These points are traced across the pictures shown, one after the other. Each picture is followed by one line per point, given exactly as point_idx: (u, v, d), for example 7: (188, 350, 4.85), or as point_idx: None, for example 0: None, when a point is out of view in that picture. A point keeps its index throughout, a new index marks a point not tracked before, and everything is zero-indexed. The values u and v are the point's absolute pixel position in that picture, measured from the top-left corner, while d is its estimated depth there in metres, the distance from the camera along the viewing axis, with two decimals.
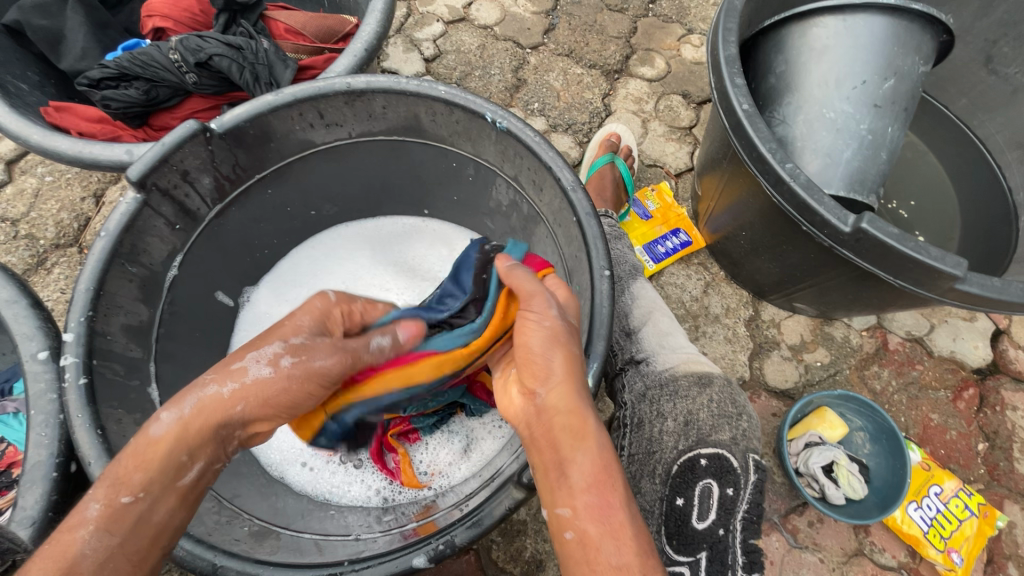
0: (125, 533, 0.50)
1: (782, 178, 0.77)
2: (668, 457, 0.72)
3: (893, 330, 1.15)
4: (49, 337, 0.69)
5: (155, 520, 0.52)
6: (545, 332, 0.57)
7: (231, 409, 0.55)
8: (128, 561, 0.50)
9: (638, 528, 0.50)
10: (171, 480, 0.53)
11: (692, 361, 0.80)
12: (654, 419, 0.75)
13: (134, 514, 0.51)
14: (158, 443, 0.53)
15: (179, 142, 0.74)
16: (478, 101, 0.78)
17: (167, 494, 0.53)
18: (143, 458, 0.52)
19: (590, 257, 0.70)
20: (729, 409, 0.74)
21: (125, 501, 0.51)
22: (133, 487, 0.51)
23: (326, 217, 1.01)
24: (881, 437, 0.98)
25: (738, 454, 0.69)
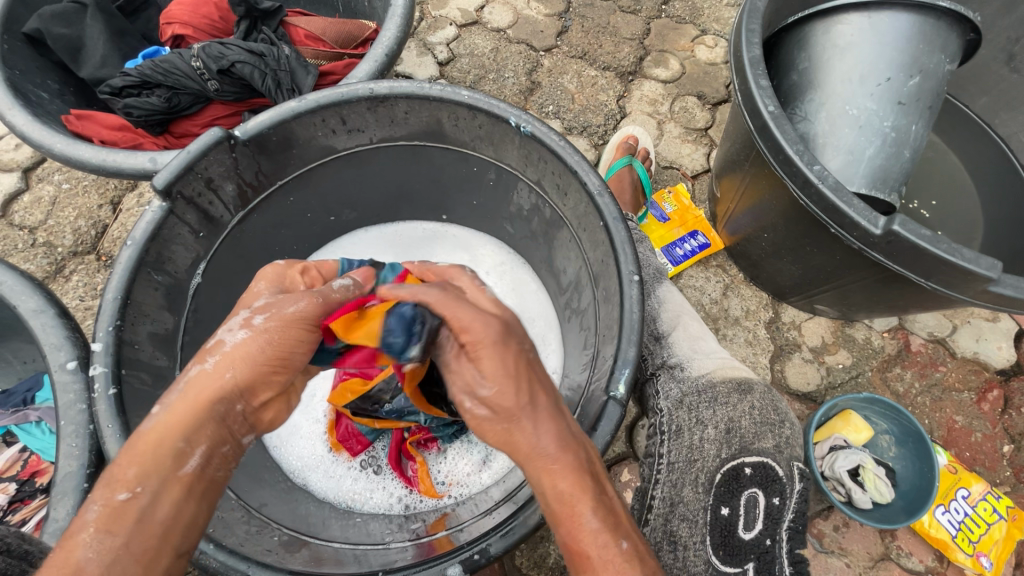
0: (127, 532, 0.45)
1: (810, 180, 0.77)
2: (710, 466, 0.71)
3: (915, 331, 1.14)
4: (78, 347, 0.69)
5: (161, 516, 0.47)
6: (476, 411, 0.53)
7: (216, 378, 0.50)
8: (137, 563, 0.45)
9: (606, 563, 0.48)
10: (171, 470, 0.48)
11: (728, 366, 0.80)
12: (693, 426, 0.73)
13: (136, 510, 0.46)
14: (148, 436, 0.48)
15: (204, 150, 0.74)
16: (502, 106, 0.78)
17: (169, 485, 0.48)
18: (136, 453, 0.48)
19: (617, 262, 0.70)
20: (771, 417, 0.75)
21: (122, 498, 0.46)
22: (128, 482, 0.46)
23: (345, 223, 1.01)
24: (908, 440, 0.97)
25: (783, 464, 0.70)
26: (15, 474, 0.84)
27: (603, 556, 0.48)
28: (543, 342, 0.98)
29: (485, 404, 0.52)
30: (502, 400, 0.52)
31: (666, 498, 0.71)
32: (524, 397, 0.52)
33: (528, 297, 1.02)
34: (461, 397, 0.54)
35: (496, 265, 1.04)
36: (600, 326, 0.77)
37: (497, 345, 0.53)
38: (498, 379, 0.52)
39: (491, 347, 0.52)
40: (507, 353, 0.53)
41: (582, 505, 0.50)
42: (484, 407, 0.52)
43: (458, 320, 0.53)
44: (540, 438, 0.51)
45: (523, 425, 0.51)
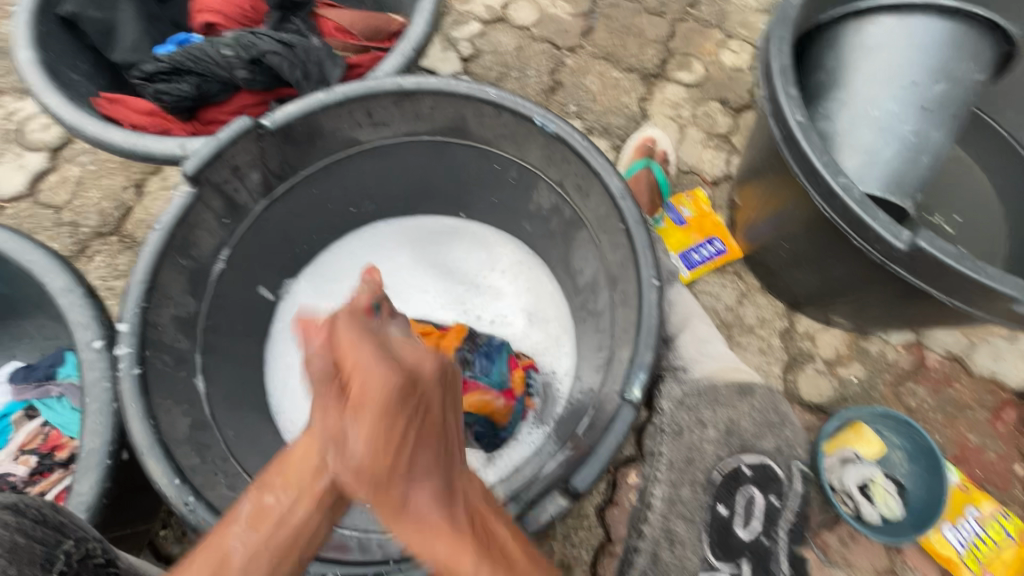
0: (269, 530, 0.52)
1: (834, 192, 0.76)
2: None
3: (931, 347, 1.12)
4: (105, 325, 0.70)
5: (297, 520, 0.53)
6: (345, 470, 0.54)
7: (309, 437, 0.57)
8: (274, 558, 0.52)
9: None
10: (310, 480, 0.54)
11: (734, 371, 0.85)
12: None
13: (277, 513, 0.53)
14: (290, 454, 0.56)
15: (234, 138, 0.76)
16: (527, 105, 0.78)
17: (305, 494, 0.54)
18: (283, 466, 0.55)
19: (637, 264, 0.71)
20: None
21: (268, 500, 0.53)
22: (275, 488, 0.54)
23: (364, 215, 1.02)
24: (920, 456, 0.95)
25: None
26: (36, 447, 0.86)
27: None
28: (554, 344, 0.99)
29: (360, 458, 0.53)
30: (376, 463, 0.53)
31: None
32: (401, 453, 0.53)
33: (544, 298, 1.02)
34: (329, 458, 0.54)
35: (513, 265, 1.05)
36: (617, 329, 0.77)
37: (389, 396, 0.54)
38: (372, 443, 0.53)
39: (379, 409, 0.54)
40: (395, 409, 0.54)
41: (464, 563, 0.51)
42: (352, 468, 0.53)
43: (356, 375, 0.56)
44: (414, 489, 0.54)
45: (400, 477, 0.53)
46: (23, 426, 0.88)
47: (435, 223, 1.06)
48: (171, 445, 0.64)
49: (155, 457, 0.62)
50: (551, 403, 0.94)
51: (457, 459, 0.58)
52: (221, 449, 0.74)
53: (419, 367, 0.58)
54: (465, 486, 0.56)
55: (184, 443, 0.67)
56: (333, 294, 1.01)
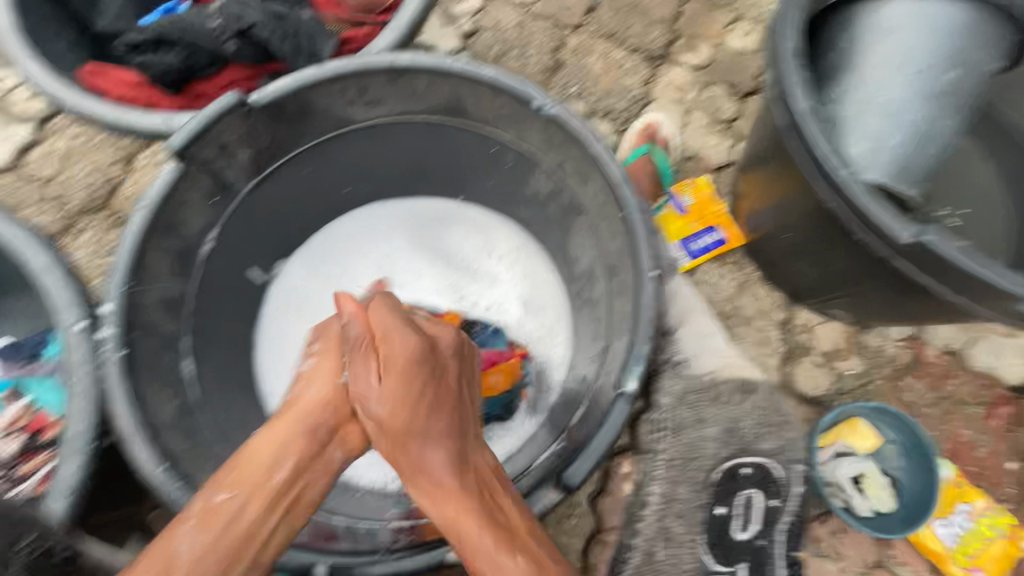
0: (219, 530, 0.57)
1: (840, 183, 0.73)
2: (708, 465, 0.89)
3: (931, 341, 1.11)
4: (89, 308, 0.68)
5: (246, 521, 0.59)
6: (371, 420, 0.68)
7: (291, 410, 0.68)
8: (226, 559, 0.57)
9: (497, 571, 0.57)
10: (262, 479, 0.61)
11: (732, 365, 0.92)
12: (692, 424, 0.90)
13: (227, 514, 0.59)
14: (251, 463, 0.62)
15: (219, 114, 0.73)
16: (527, 86, 0.75)
17: (257, 493, 0.60)
18: (242, 470, 0.61)
19: (636, 255, 0.69)
20: (773, 417, 0.89)
21: (221, 498, 0.59)
22: (227, 487, 0.60)
23: (358, 196, 0.99)
24: (914, 452, 0.94)
25: (783, 466, 0.86)
26: (22, 426, 0.85)
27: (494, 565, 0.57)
28: (549, 334, 0.98)
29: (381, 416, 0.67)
30: (394, 422, 0.66)
31: (663, 494, 0.88)
32: (418, 416, 0.65)
33: (541, 286, 1.01)
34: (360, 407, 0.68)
35: (511, 251, 1.03)
36: (613, 321, 0.76)
37: (404, 387, 0.66)
38: (392, 401, 0.66)
39: (402, 371, 0.67)
40: (416, 375, 0.67)
41: (466, 522, 0.60)
42: (378, 419, 0.67)
43: (382, 342, 0.69)
44: (429, 452, 0.64)
45: (414, 442, 0.65)
46: (9, 406, 0.86)
47: (430, 206, 1.04)
48: (157, 431, 0.63)
49: (140, 443, 0.61)
50: (544, 393, 0.94)
51: (470, 424, 0.68)
52: (208, 435, 0.73)
53: (441, 338, 0.72)
54: (477, 461, 0.65)
55: (170, 428, 0.66)
56: (329, 277, 1.00)
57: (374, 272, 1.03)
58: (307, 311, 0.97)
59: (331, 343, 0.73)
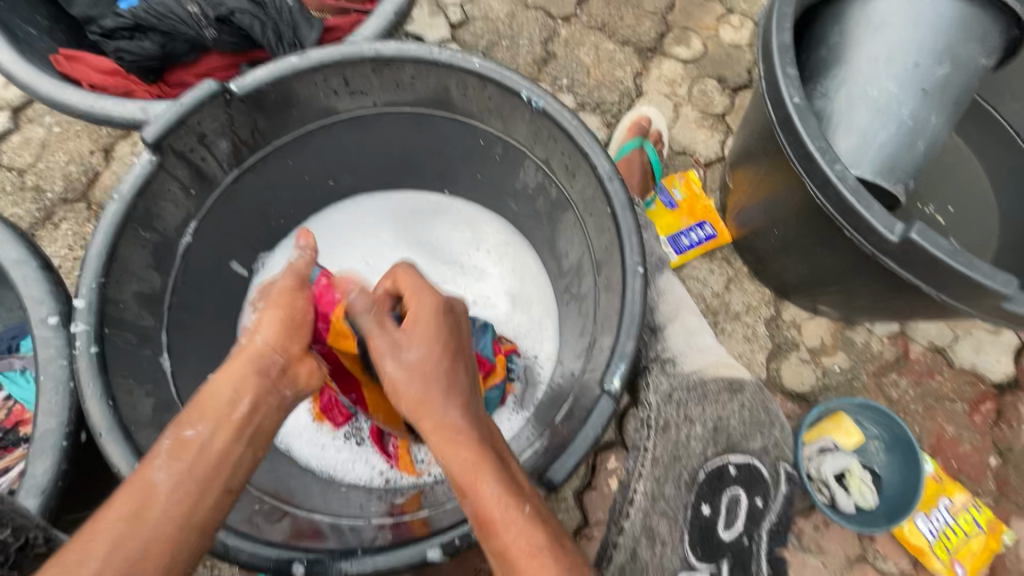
0: (192, 458, 0.53)
1: (829, 180, 0.73)
2: (694, 463, 0.71)
3: (915, 338, 1.12)
4: (61, 302, 0.67)
5: (217, 448, 0.55)
6: (392, 369, 0.62)
7: (247, 346, 0.62)
8: (198, 484, 0.52)
9: (508, 525, 0.52)
10: (226, 413, 0.57)
11: (721, 364, 0.76)
12: (681, 423, 0.72)
13: (197, 444, 0.54)
14: (215, 395, 0.58)
15: (198, 104, 0.71)
16: (514, 77, 0.74)
17: (223, 424, 0.56)
18: (204, 404, 0.56)
19: (622, 251, 0.68)
20: (759, 417, 0.76)
21: (188, 433, 0.54)
22: (191, 423, 0.55)
23: (344, 188, 0.98)
24: (897, 447, 0.95)
25: (768, 464, 0.73)
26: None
27: (505, 518, 0.52)
28: (538, 329, 0.97)
29: (405, 363, 0.62)
30: (424, 367, 0.61)
31: (647, 493, 0.69)
32: (442, 365, 0.62)
33: (529, 280, 1.00)
34: (386, 355, 0.63)
35: (499, 245, 1.02)
36: (599, 317, 0.75)
37: (433, 338, 0.63)
38: (424, 344, 0.63)
39: (429, 325, 0.64)
40: (443, 327, 0.64)
41: (482, 475, 0.55)
42: (404, 368, 0.62)
43: (412, 293, 0.67)
44: (446, 404, 0.60)
45: (435, 392, 0.60)
46: None
47: (417, 198, 1.03)
48: (132, 428, 0.62)
49: (114, 440, 0.59)
50: (532, 387, 0.93)
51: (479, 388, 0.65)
52: None
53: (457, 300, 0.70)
54: (485, 418, 0.62)
55: (146, 425, 0.65)
56: None
57: (360, 265, 1.00)
58: None
59: (289, 286, 0.69)
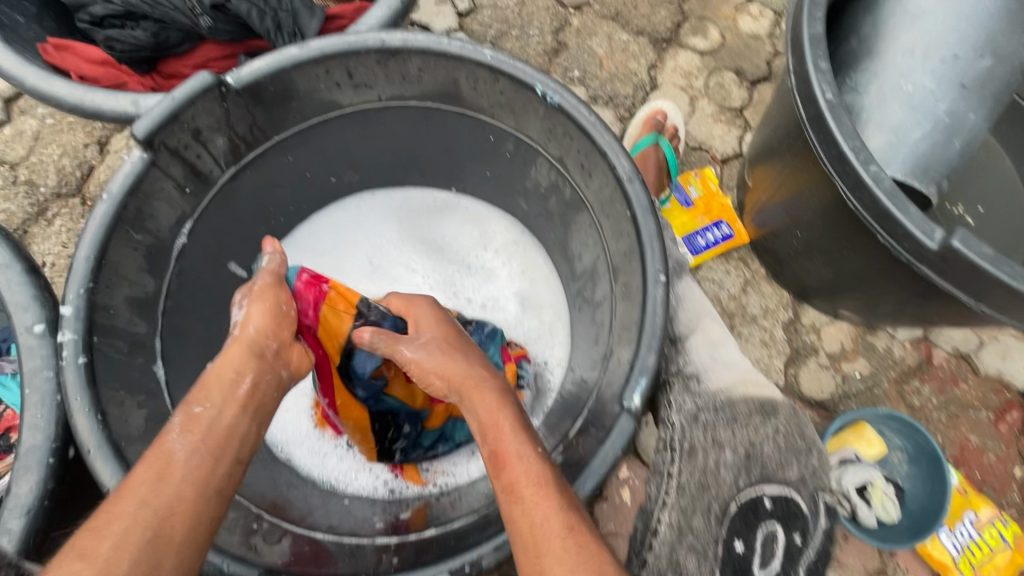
0: (203, 432, 0.52)
1: (863, 182, 0.68)
2: (726, 494, 0.63)
3: (939, 344, 1.08)
4: (48, 308, 0.63)
5: (227, 423, 0.54)
6: (410, 353, 0.64)
7: (242, 334, 0.60)
8: (213, 455, 0.52)
9: (523, 457, 0.53)
10: (229, 390, 0.56)
11: (750, 381, 0.68)
12: (709, 448, 0.64)
13: (207, 420, 0.53)
14: (217, 374, 0.57)
15: (191, 96, 0.66)
16: (528, 70, 0.70)
17: (230, 402, 0.55)
18: (208, 384, 0.56)
19: (643, 258, 0.64)
20: (797, 443, 0.67)
21: (197, 410, 0.54)
22: (198, 400, 0.54)
23: (347, 184, 0.93)
24: (921, 459, 0.91)
25: (806, 495, 0.64)
26: None
27: (520, 451, 0.53)
28: (548, 333, 0.93)
29: (423, 344, 0.65)
30: (443, 342, 0.65)
31: (673, 525, 0.61)
32: (456, 343, 0.66)
33: (539, 282, 0.96)
34: (401, 345, 0.65)
35: (508, 245, 0.98)
36: (615, 326, 0.71)
37: (440, 322, 0.69)
38: (436, 330, 0.67)
39: (436, 320, 0.69)
40: (448, 322, 0.70)
41: (503, 417, 0.56)
42: (424, 349, 0.64)
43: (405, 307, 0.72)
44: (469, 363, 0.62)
45: (458, 357, 0.63)
46: None
47: (424, 196, 0.99)
48: (123, 445, 0.58)
49: (104, 458, 0.56)
50: (542, 396, 0.89)
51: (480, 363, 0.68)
52: None
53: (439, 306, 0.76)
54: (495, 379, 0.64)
55: (138, 439, 0.61)
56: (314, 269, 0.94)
57: (363, 265, 0.97)
58: None
59: (270, 282, 0.66)
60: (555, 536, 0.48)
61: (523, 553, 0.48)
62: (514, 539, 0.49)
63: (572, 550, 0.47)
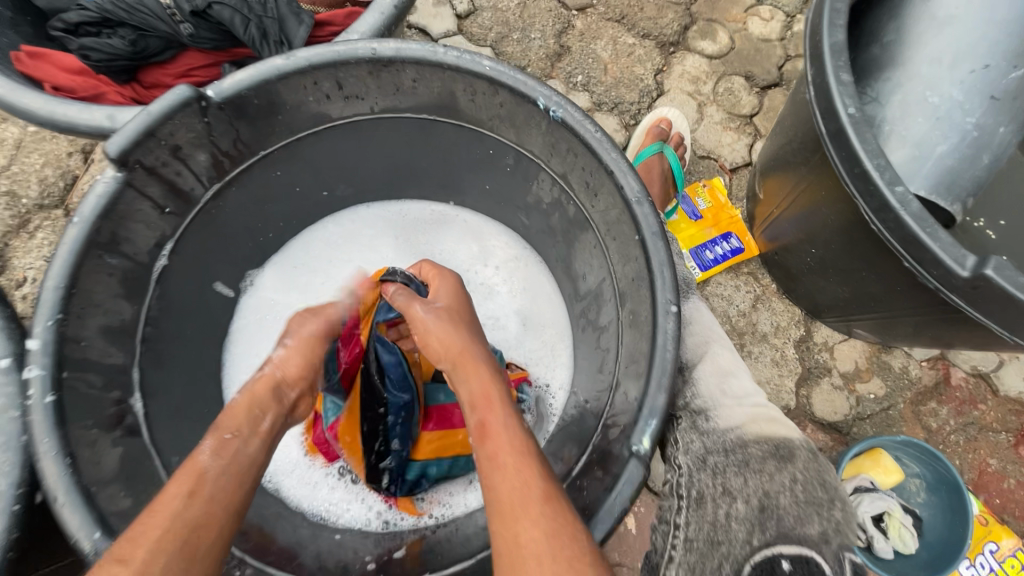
0: (230, 460, 0.51)
1: (888, 205, 0.63)
2: (738, 553, 0.55)
3: (958, 363, 1.03)
4: (12, 341, 0.57)
5: (251, 455, 0.52)
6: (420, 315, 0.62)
7: (272, 374, 0.59)
8: (235, 484, 0.50)
9: (509, 435, 0.52)
10: (256, 424, 0.55)
11: (763, 418, 0.63)
12: (718, 496, 0.58)
13: (235, 448, 0.52)
14: (243, 407, 0.56)
15: (168, 112, 0.61)
16: (529, 82, 0.65)
17: (255, 436, 0.54)
18: (235, 413, 0.55)
19: (652, 286, 0.59)
20: (819, 494, 0.58)
21: (226, 437, 0.52)
22: (227, 428, 0.53)
23: (340, 198, 0.89)
24: (941, 488, 0.87)
25: (831, 558, 0.54)
26: None
27: (505, 430, 0.52)
28: (550, 354, 0.89)
29: (435, 309, 0.61)
30: (454, 313, 0.62)
31: None
32: (468, 316, 0.63)
33: (540, 299, 0.92)
34: (416, 308, 0.62)
35: (508, 261, 0.94)
36: (621, 355, 0.67)
37: (462, 297, 0.65)
38: (451, 300, 0.64)
39: (456, 289, 0.66)
40: (467, 297, 0.66)
41: (495, 395, 0.54)
42: (434, 315, 0.61)
43: (431, 274, 0.69)
44: (473, 337, 0.60)
45: (465, 331, 0.60)
46: None
47: (420, 209, 0.95)
48: (94, 489, 0.54)
49: (72, 506, 0.52)
50: (543, 421, 0.85)
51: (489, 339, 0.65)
52: (162, 480, 0.65)
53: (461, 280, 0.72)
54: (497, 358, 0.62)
55: (112, 481, 0.57)
56: (305, 286, 0.89)
57: None
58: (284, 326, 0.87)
59: (320, 329, 0.65)
60: (532, 506, 0.48)
61: (498, 519, 0.48)
62: (491, 507, 0.49)
63: (547, 518, 0.47)
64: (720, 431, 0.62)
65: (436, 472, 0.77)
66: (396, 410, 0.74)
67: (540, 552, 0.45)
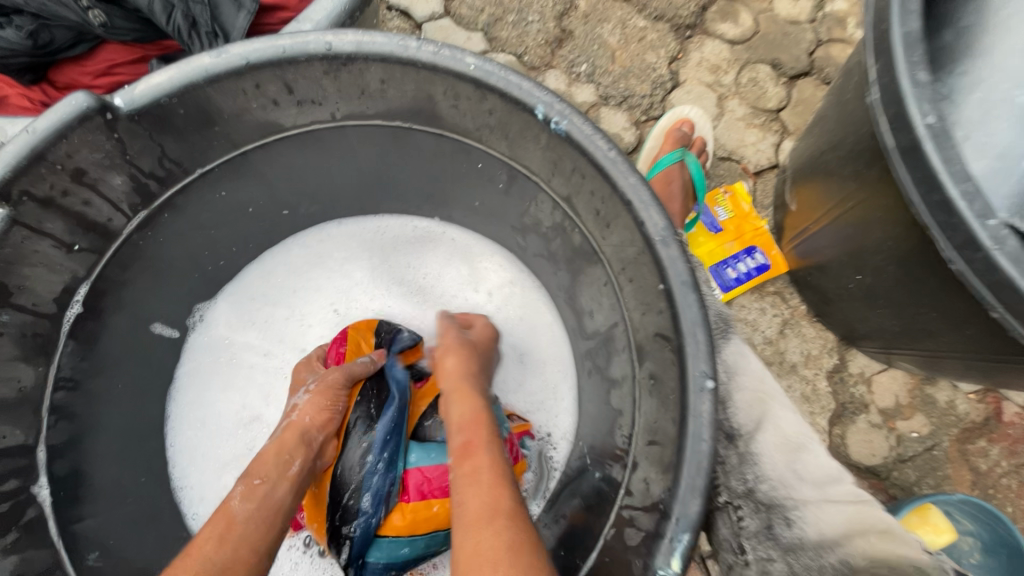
0: (258, 505, 0.52)
1: (978, 242, 0.51)
2: None
3: (1011, 397, 0.91)
4: None
5: (278, 499, 0.53)
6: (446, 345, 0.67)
7: (295, 421, 0.59)
8: (263, 528, 0.51)
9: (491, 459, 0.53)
10: (283, 469, 0.55)
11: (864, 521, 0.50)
12: None
13: (263, 492, 0.53)
14: (270, 453, 0.57)
15: (62, 128, 0.48)
16: (525, 85, 0.52)
17: (283, 479, 0.54)
18: (262, 459, 0.56)
19: (681, 352, 0.47)
20: None
21: (256, 482, 0.53)
22: (256, 475, 0.54)
23: (303, 216, 0.75)
24: (1001, 550, 0.76)
25: None
26: None
27: (488, 453, 0.53)
28: (552, 397, 0.77)
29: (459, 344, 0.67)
30: (472, 352, 0.67)
31: None
32: (481, 360, 0.68)
33: (540, 331, 0.79)
34: (450, 338, 0.68)
35: (503, 285, 0.81)
36: (639, 424, 0.54)
37: (486, 347, 0.71)
38: (477, 345, 0.70)
39: (482, 339, 0.72)
40: (490, 352, 0.72)
41: (485, 424, 0.57)
42: (455, 350, 0.66)
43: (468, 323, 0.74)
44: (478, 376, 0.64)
45: (476, 368, 0.65)
46: None
47: (400, 226, 0.81)
48: None
49: None
50: (544, 479, 0.73)
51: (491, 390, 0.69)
52: None
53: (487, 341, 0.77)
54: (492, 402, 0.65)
55: None
56: (267, 323, 0.77)
57: (327, 314, 0.80)
58: (240, 372, 0.75)
59: (338, 378, 0.63)
60: (494, 517, 0.47)
61: (460, 528, 0.48)
62: (457, 516, 0.49)
63: (510, 532, 0.46)
64: (809, 544, 0.49)
65: (409, 553, 0.62)
66: (378, 449, 0.62)
67: (497, 558, 0.44)
